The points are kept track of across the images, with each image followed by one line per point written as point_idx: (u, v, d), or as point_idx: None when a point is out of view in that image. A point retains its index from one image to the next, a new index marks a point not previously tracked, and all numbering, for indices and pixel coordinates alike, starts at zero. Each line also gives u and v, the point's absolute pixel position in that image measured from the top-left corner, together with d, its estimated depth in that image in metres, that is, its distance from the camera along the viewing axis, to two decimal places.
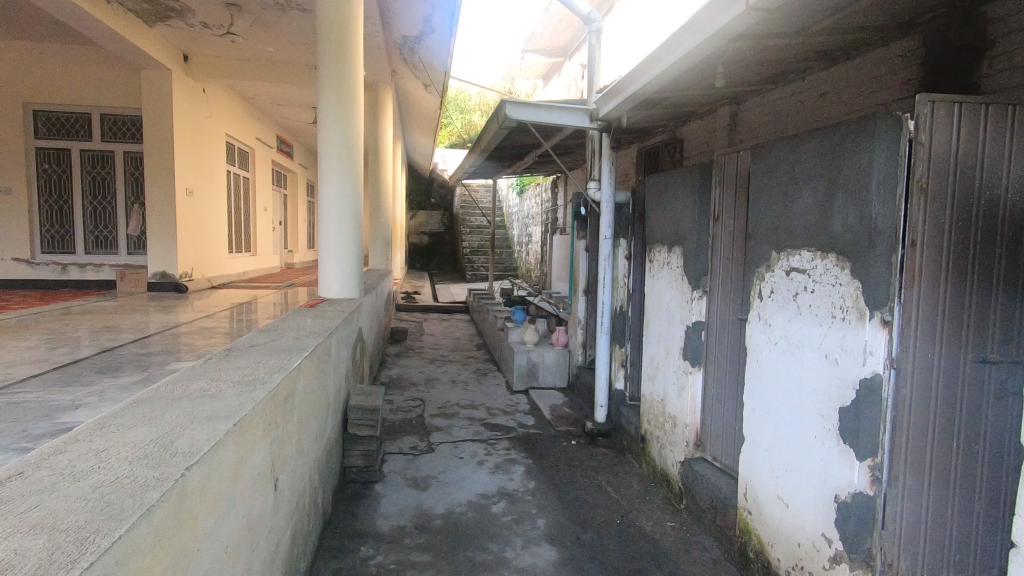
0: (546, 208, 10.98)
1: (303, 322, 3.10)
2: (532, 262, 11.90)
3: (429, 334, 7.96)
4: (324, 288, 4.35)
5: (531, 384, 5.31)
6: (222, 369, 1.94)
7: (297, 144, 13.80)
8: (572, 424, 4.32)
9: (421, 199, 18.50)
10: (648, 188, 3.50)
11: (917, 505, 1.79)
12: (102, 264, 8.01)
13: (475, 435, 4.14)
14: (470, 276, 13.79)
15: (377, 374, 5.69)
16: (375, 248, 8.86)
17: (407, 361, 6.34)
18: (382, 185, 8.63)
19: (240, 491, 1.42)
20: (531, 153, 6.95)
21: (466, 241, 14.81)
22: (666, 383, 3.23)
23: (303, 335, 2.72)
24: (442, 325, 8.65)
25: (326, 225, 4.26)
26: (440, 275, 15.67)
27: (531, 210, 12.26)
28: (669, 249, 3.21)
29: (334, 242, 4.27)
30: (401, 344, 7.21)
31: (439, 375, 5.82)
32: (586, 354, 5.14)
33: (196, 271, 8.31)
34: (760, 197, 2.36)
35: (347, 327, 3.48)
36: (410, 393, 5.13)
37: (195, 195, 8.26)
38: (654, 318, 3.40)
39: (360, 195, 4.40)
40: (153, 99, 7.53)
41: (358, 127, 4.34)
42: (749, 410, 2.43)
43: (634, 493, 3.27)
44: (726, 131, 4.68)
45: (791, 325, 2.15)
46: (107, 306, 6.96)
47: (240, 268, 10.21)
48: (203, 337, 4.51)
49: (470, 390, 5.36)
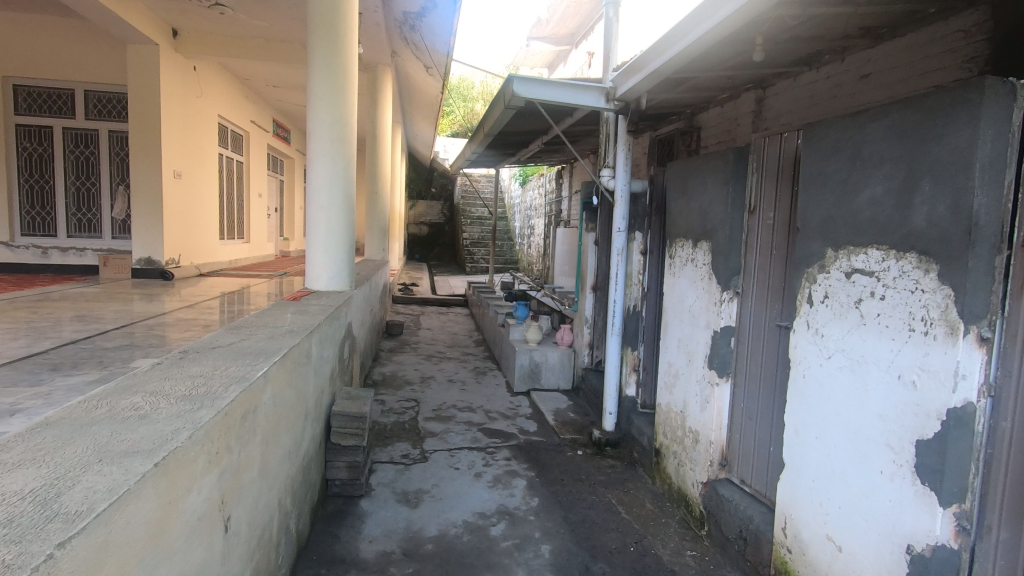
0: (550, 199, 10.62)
1: (281, 318, 2.75)
2: (534, 255, 11.54)
3: (426, 328, 7.62)
4: (310, 279, 3.97)
5: (534, 386, 4.99)
6: (168, 378, 1.60)
7: (294, 129, 13.40)
8: (578, 432, 4.00)
9: (421, 189, 18.13)
10: (670, 176, 3.14)
11: (1013, 563, 1.46)
12: (85, 248, 7.65)
13: (472, 442, 3.81)
14: (470, 269, 13.44)
15: (370, 371, 5.35)
16: (372, 237, 8.45)
17: (403, 358, 6.01)
18: (380, 171, 8.25)
19: (167, 549, 1.09)
20: (537, 140, 6.59)
21: (466, 232, 14.46)
22: (687, 393, 2.90)
23: (279, 334, 2.37)
24: (440, 319, 8.32)
25: (314, 211, 3.89)
26: (438, 266, 15.32)
27: (534, 202, 11.89)
28: (694, 244, 2.85)
29: (323, 229, 3.90)
30: (396, 339, 6.87)
31: (436, 374, 5.50)
32: (593, 355, 4.80)
33: (184, 258, 7.96)
34: (812, 185, 2.01)
35: (333, 323, 3.14)
36: (404, 393, 4.80)
37: (183, 178, 7.88)
38: (674, 320, 3.06)
39: (352, 179, 4.03)
40: (139, 75, 7.14)
41: (351, 105, 3.97)
42: (791, 432, 2.10)
43: (648, 514, 2.95)
44: (750, 118, 4.32)
45: (850, 338, 1.81)
46: (87, 293, 6.61)
47: (231, 255, 9.86)
48: (180, 329, 4.17)
49: (467, 391, 5.03)
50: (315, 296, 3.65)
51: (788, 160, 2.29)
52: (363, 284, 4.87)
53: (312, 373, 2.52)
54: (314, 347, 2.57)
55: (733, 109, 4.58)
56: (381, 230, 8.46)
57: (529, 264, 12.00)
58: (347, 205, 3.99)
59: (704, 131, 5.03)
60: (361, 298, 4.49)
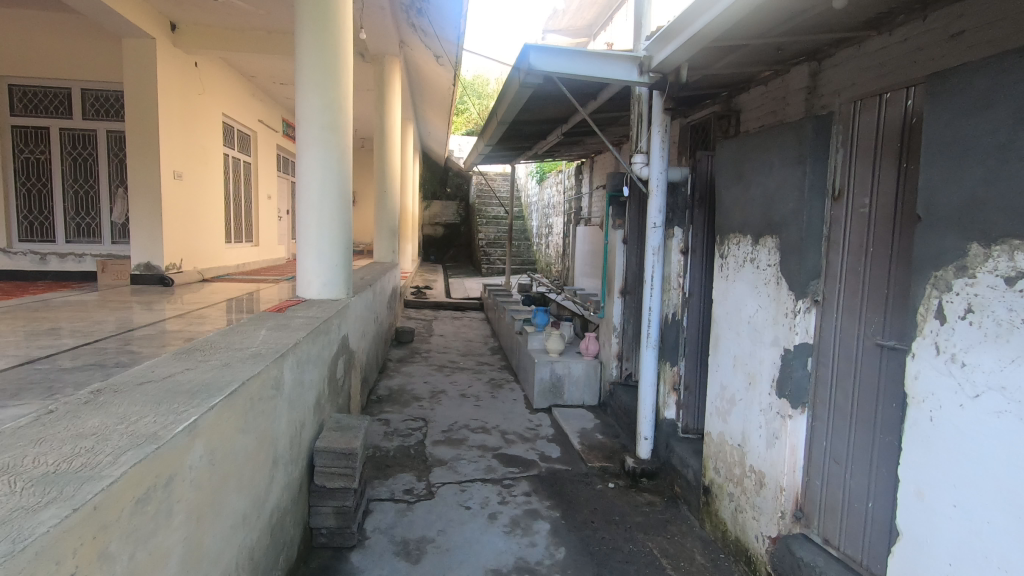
0: (569, 196, 10.08)
1: (252, 335, 2.28)
2: (553, 256, 11.02)
3: (438, 335, 7.13)
4: (302, 286, 3.50)
5: (555, 401, 4.48)
6: (46, 439, 1.13)
7: None
8: (608, 459, 3.47)
9: (436, 189, 17.69)
10: (720, 159, 2.61)
11: None
12: (84, 254, 7.33)
13: (486, 472, 3.31)
14: (485, 271, 12.94)
15: (375, 386, 4.89)
16: (381, 238, 8.00)
17: (412, 369, 5.53)
18: (388, 169, 7.80)
19: None
20: (555, 130, 6.08)
21: (482, 232, 13.99)
22: (747, 423, 2.37)
23: (239, 359, 1.90)
24: (454, 324, 7.83)
25: (303, 209, 3.43)
26: (453, 268, 14.86)
27: (552, 200, 11.35)
28: (755, 241, 2.32)
29: (314, 229, 3.43)
30: (405, 348, 6.39)
31: (447, 387, 5.01)
32: (622, 368, 4.26)
33: (186, 263, 7.60)
34: (941, 157, 1.46)
35: (320, 338, 2.66)
36: (411, 411, 4.31)
37: (184, 179, 7.52)
38: (728, 332, 2.53)
39: (347, 172, 3.55)
40: (135, 71, 6.79)
41: (345, 88, 3.50)
42: (909, 491, 1.56)
43: (700, 571, 2.41)
44: (802, 96, 3.76)
45: (1015, 371, 1.28)
46: (82, 300, 6.26)
47: (239, 259, 9.51)
48: (159, 341, 3.73)
49: (482, 408, 4.53)
50: (303, 305, 3.18)
51: (893, 129, 1.74)
52: (365, 289, 4.39)
53: (286, 404, 2.04)
54: (290, 370, 2.10)
55: (782, 86, 4.00)
56: (390, 230, 8.01)
57: (547, 265, 11.46)
58: (341, 202, 3.51)
59: (745, 114, 4.47)
60: (360, 306, 4.01)
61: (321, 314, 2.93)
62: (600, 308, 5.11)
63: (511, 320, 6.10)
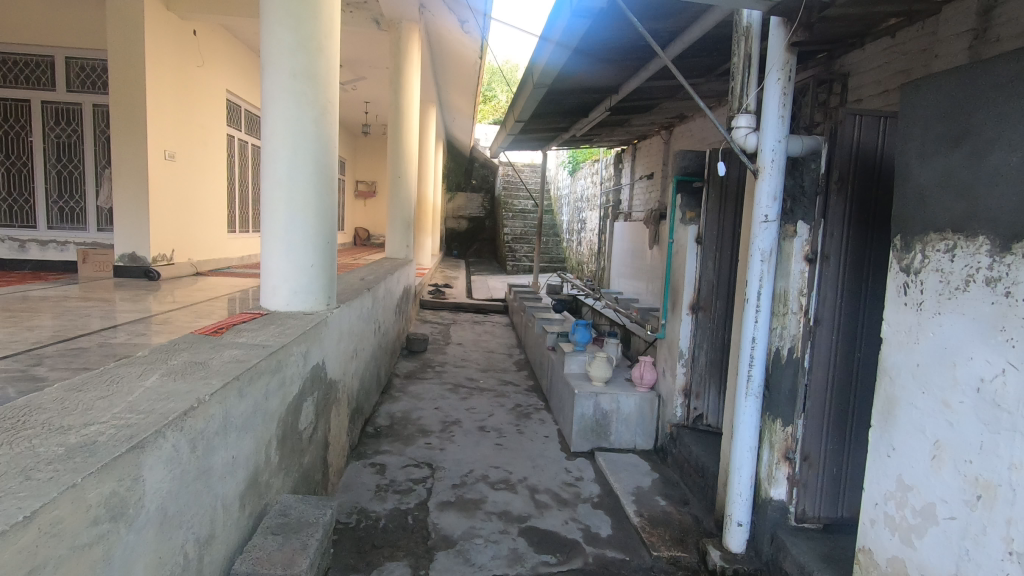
0: (606, 188, 9.07)
1: (127, 388, 1.35)
2: (586, 254, 10.02)
3: (456, 344, 6.20)
4: (266, 293, 2.58)
5: (598, 444, 3.51)
6: None
7: None
8: (681, 545, 2.47)
9: (460, 180, 16.85)
10: (908, 110, 1.59)
11: None
12: (67, 242, 6.60)
13: (510, 562, 2.35)
14: (511, 268, 11.98)
15: (374, 412, 3.96)
16: (393, 231, 7.07)
17: (422, 389, 4.61)
18: (404, 152, 6.88)
19: None
20: (600, 102, 5.09)
21: (508, 226, 13.04)
22: (967, 565, 1.36)
23: (38, 460, 0.97)
24: (474, 331, 6.89)
25: (269, 188, 2.51)
26: (476, 264, 13.95)
27: (587, 192, 10.34)
28: (1004, 249, 1.31)
29: (283, 215, 2.50)
30: (416, 361, 5.46)
31: (463, 416, 4.07)
32: (689, 406, 3.26)
33: (178, 254, 6.80)
34: None
35: (264, 382, 1.74)
36: (414, 452, 3.37)
37: (178, 161, 6.74)
38: (919, 399, 1.52)
39: (329, 138, 2.62)
40: (119, 34, 5.99)
41: (328, 23, 2.57)
42: None
43: None
44: (965, 42, 2.74)
45: None
46: (51, 293, 5.48)
47: (242, 251, 8.73)
48: (85, 356, 2.84)
49: (505, 449, 3.56)
50: (259, 323, 2.25)
51: None
52: (362, 294, 3.47)
53: (154, 531, 1.12)
54: (166, 465, 1.17)
55: (925, 34, 2.98)
56: (404, 222, 7.09)
57: (579, 264, 10.47)
58: (320, 178, 2.57)
59: (861, 76, 3.47)
60: (350, 316, 3.10)
61: (277, 340, 2.01)
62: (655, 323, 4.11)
63: (541, 331, 5.14)
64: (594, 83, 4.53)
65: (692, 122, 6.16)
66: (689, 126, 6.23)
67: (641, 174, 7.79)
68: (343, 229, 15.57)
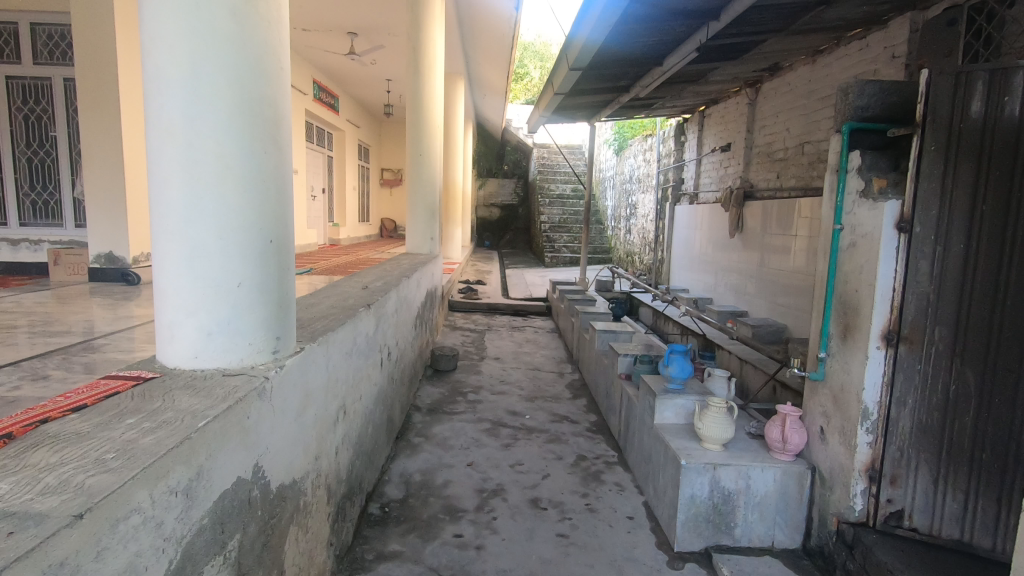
0: (663, 166, 7.73)
1: None
2: (638, 243, 8.75)
3: (492, 359, 5.04)
4: (161, 337, 1.42)
5: (715, 540, 2.30)
6: None
7: (342, 96, 12.10)
8: None
9: (491, 166, 15.67)
10: None
11: None
12: (41, 241, 5.69)
13: None
14: (549, 261, 10.69)
15: (382, 477, 2.83)
16: (415, 221, 5.86)
17: (450, 430, 3.47)
18: (426, 125, 5.71)
19: None
20: (684, 44, 3.80)
21: (546, 212, 11.82)
22: None
23: None
24: (514, 340, 5.73)
25: (153, 139, 1.34)
26: (510, 257, 12.76)
27: (637, 172, 9.00)
28: None
29: (180, 191, 1.34)
30: (444, 386, 4.31)
31: (506, 478, 2.90)
32: (876, 498, 2.01)
33: None
34: None
35: None
36: (436, 557, 2.22)
37: None
38: None
39: (269, 50, 1.43)
40: None
41: None
42: None
43: None
44: None
45: None
46: (6, 300, 4.51)
47: None
48: None
49: (573, 545, 2.36)
50: (110, 412, 1.11)
51: None
52: (357, 316, 2.32)
53: None
54: None
55: None
56: (428, 211, 5.87)
57: (629, 255, 9.16)
58: (247, 119, 1.38)
59: None
60: (332, 358, 1.94)
61: (89, 483, 0.84)
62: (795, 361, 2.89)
63: (607, 352, 3.93)
64: (675, 12, 3.27)
65: (790, 73, 4.79)
66: (786, 78, 4.86)
67: (713, 146, 6.43)
68: (367, 220, 14.57)
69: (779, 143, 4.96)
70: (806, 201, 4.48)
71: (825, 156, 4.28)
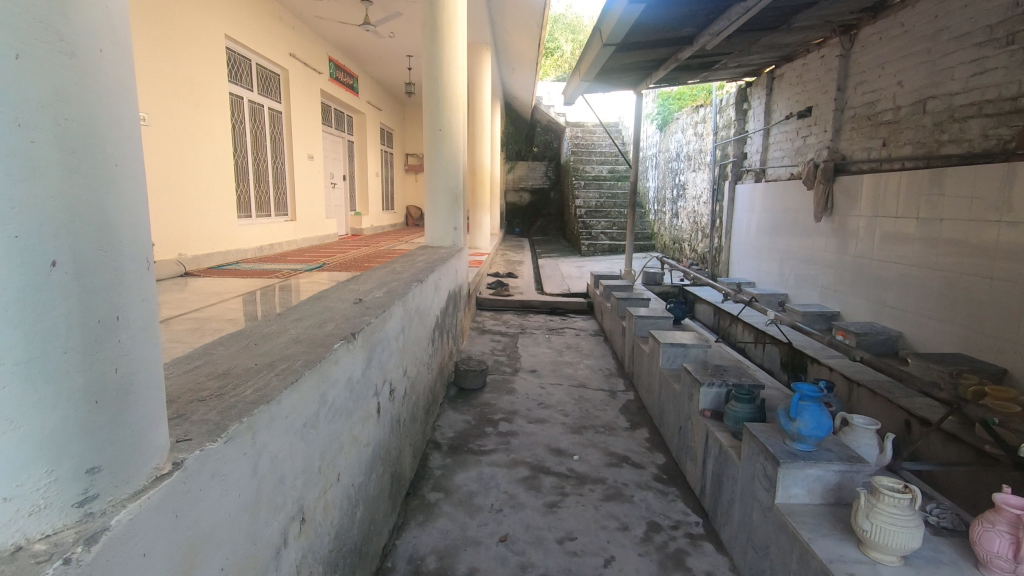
0: (720, 140, 6.71)
1: None
2: (687, 229, 7.78)
3: (529, 372, 4.23)
4: None
5: None
6: None
7: (361, 76, 11.35)
8: None
9: (521, 148, 14.77)
10: None
11: None
12: None
13: None
14: (585, 249, 9.77)
15: (383, 565, 2.05)
16: (435, 208, 4.99)
17: (477, 481, 2.67)
18: (446, 95, 4.85)
19: None
20: None
21: (581, 196, 10.90)
22: None
23: None
24: (553, 346, 4.90)
25: None
26: (542, 245, 11.90)
27: (686, 148, 7.99)
28: None
29: None
30: (470, 411, 3.52)
31: (554, 566, 2.09)
32: None
33: (159, 249, 5.30)
34: None
35: None
36: None
37: (154, 125, 5.22)
38: None
39: None
40: None
41: None
42: None
43: None
44: None
45: None
46: None
47: (253, 242, 7.21)
48: None
49: None
50: None
51: None
52: (331, 358, 1.51)
53: None
54: None
55: None
56: (450, 195, 4.98)
57: (677, 242, 8.18)
58: None
59: None
60: (269, 450, 1.13)
61: None
62: (989, 421, 2.09)
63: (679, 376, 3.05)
64: None
65: (904, 10, 3.74)
66: (898, 18, 3.81)
67: (786, 112, 5.41)
68: (391, 208, 13.88)
69: (885, 101, 3.94)
70: (931, 173, 3.48)
71: (960, 114, 3.27)
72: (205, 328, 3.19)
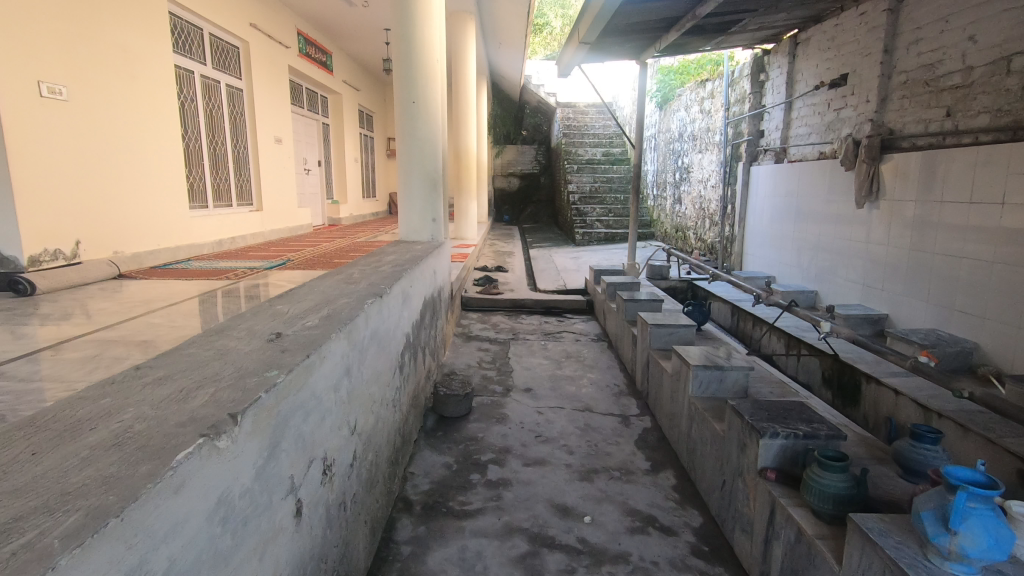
0: (731, 116, 6.01)
1: None
2: (692, 215, 7.12)
3: (523, 392, 3.55)
4: None
5: None
6: None
7: (336, 52, 10.48)
8: None
9: (509, 131, 14.00)
10: None
11: None
12: None
13: None
14: (579, 237, 9.05)
15: None
16: (410, 196, 4.22)
17: (457, 565, 1.98)
18: (422, 62, 4.09)
19: None
20: None
21: (574, 181, 10.18)
22: None
23: None
24: (550, 355, 4.23)
25: None
26: (533, 234, 11.19)
27: (690, 127, 7.30)
28: None
29: None
30: (451, 450, 2.83)
31: None
32: None
33: (88, 246, 4.55)
34: None
35: None
36: None
37: (75, 100, 4.40)
38: None
39: None
40: None
41: None
42: None
43: None
44: None
45: None
46: None
47: (211, 236, 6.42)
48: None
49: None
50: None
51: None
52: (163, 490, 0.79)
53: None
54: None
55: None
56: (428, 180, 4.22)
57: (681, 230, 7.52)
58: None
59: None
60: None
61: None
62: None
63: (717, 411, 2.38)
64: None
65: None
66: None
67: (814, 82, 4.72)
68: (372, 196, 13.06)
69: (951, 62, 3.25)
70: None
71: None
72: (102, 356, 2.43)
